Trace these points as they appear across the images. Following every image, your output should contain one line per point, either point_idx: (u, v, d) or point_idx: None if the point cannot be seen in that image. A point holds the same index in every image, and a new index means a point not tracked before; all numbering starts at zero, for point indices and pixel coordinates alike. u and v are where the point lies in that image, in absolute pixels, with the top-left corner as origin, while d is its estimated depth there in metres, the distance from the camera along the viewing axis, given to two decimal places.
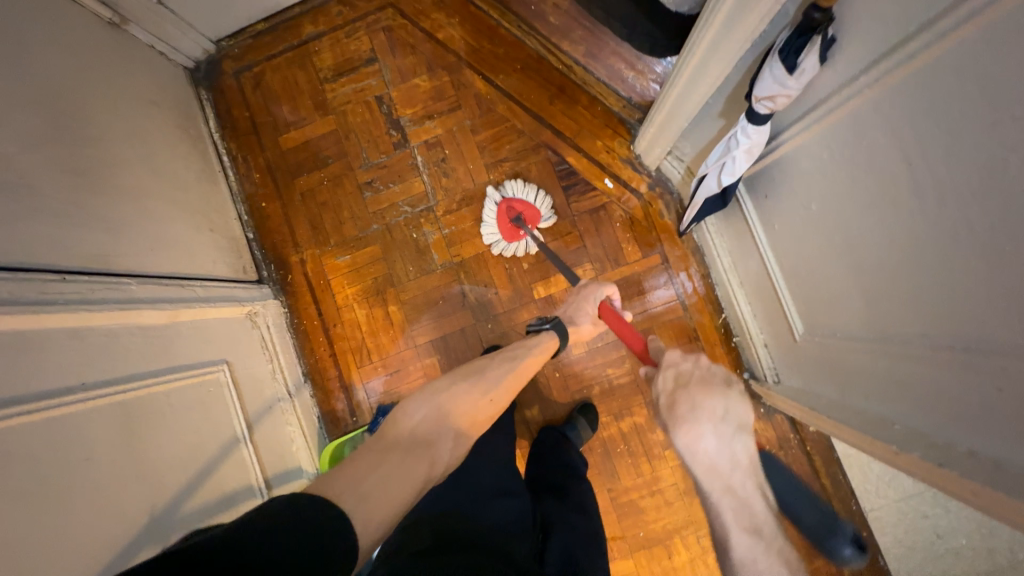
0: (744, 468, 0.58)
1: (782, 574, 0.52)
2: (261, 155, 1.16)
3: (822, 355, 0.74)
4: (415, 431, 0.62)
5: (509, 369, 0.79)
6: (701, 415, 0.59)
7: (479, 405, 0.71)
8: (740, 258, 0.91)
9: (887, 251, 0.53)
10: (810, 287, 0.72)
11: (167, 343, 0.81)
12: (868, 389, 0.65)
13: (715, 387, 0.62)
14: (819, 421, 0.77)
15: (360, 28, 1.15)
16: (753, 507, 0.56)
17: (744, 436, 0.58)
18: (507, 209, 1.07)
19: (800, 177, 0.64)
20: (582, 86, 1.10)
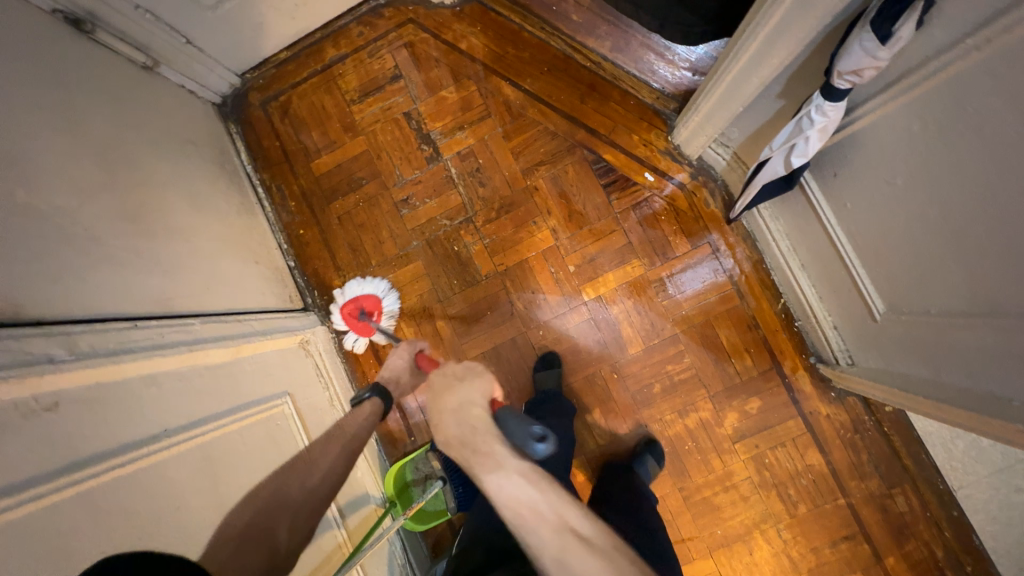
0: (478, 429, 0.59)
1: (528, 494, 0.53)
2: (295, 182, 1.16)
3: (912, 333, 0.70)
4: (244, 531, 0.59)
5: (341, 442, 0.73)
6: (438, 406, 0.62)
7: (311, 488, 0.65)
8: (802, 240, 0.89)
9: (1006, 221, 0.50)
10: (895, 263, 0.69)
11: (235, 380, 0.80)
12: (977, 367, 0.62)
13: (457, 382, 0.63)
14: (913, 403, 0.74)
15: (381, 47, 1.15)
16: (491, 447, 0.57)
17: (475, 405, 0.61)
18: (349, 314, 1.08)
19: (881, 152, 0.62)
20: (613, 81, 1.08)
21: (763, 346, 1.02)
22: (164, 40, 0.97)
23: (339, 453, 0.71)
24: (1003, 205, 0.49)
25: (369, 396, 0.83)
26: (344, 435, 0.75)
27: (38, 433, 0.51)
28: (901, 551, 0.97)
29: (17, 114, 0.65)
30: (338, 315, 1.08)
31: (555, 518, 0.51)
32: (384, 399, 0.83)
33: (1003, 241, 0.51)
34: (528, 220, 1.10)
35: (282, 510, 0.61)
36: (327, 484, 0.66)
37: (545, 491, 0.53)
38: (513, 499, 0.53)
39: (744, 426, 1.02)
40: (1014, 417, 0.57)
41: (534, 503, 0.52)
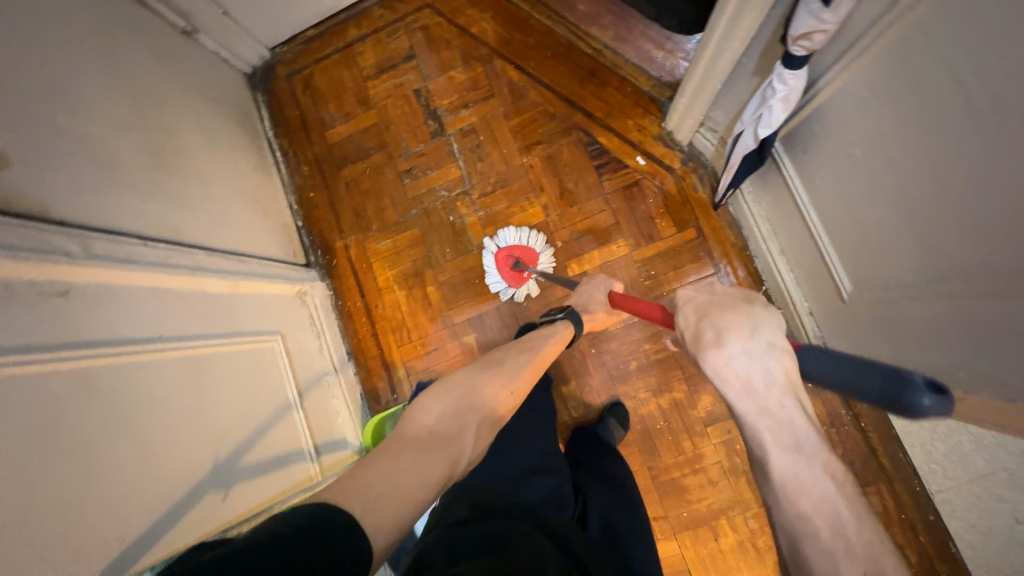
0: (780, 387, 0.46)
1: (828, 491, 0.43)
2: (310, 149, 1.25)
3: (873, 308, 0.71)
4: (436, 423, 0.58)
5: (529, 358, 0.76)
6: (726, 334, 0.48)
7: (501, 397, 0.67)
8: (781, 223, 0.90)
9: (945, 180, 0.52)
10: (858, 238, 0.70)
11: (230, 310, 0.87)
12: (927, 341, 0.62)
13: (735, 304, 0.51)
14: None
15: (399, 29, 1.24)
16: (793, 423, 0.44)
17: (778, 351, 0.47)
18: (505, 258, 1.10)
19: (841, 123, 0.64)
20: (612, 68, 1.13)
21: None
22: (203, 9, 1.08)
23: (524, 376, 0.72)
24: (942, 163, 0.51)
25: (563, 318, 0.88)
26: (531, 354, 0.77)
27: (47, 310, 0.58)
28: None
29: (64, 50, 0.75)
30: (491, 260, 1.11)
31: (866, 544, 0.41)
32: (574, 322, 0.89)
33: (942, 202, 0.53)
34: (520, 195, 1.14)
35: (471, 412, 0.62)
36: (510, 397, 0.68)
37: (850, 503, 0.43)
38: (810, 493, 0.43)
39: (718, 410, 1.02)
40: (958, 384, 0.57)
41: (822, 497, 0.43)
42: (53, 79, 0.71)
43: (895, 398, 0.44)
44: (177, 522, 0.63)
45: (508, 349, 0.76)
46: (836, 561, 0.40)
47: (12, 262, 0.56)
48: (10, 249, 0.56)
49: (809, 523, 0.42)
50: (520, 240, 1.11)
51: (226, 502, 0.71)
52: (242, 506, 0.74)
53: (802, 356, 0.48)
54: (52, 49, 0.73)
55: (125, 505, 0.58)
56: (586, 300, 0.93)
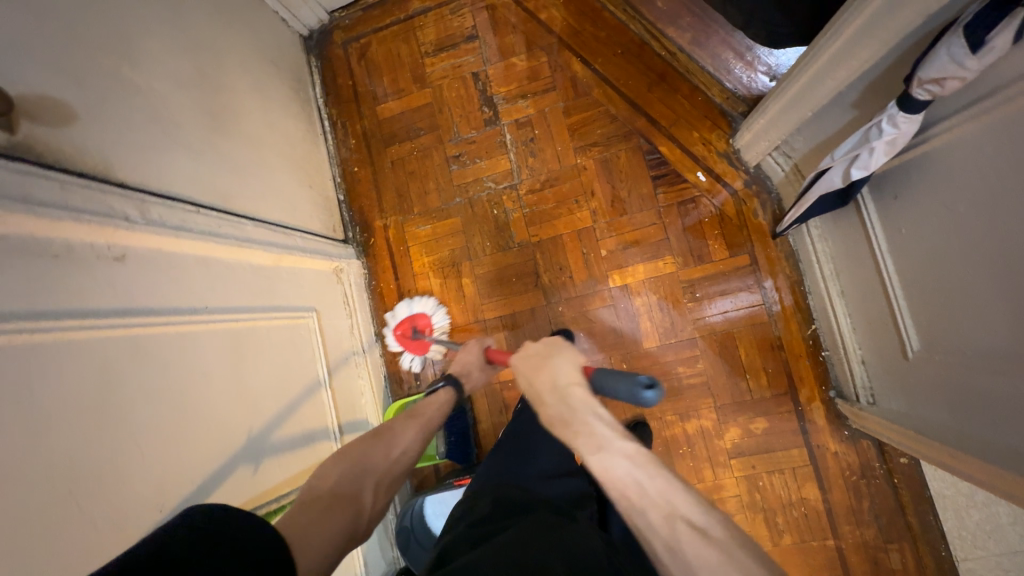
0: (583, 410, 0.57)
1: (630, 467, 0.51)
2: (359, 122, 1.22)
3: (943, 373, 0.67)
4: (334, 487, 0.62)
5: (421, 419, 0.78)
6: (539, 386, 0.62)
7: (393, 460, 0.70)
8: (847, 265, 0.85)
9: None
10: (939, 299, 0.65)
11: (271, 284, 0.87)
12: (1005, 420, 0.58)
13: (545, 359, 0.65)
14: (935, 453, 0.70)
15: (464, 6, 1.18)
16: (589, 424, 0.55)
17: (572, 385, 0.60)
18: (404, 334, 1.12)
19: (948, 177, 0.59)
20: (684, 74, 1.06)
21: (782, 369, 0.99)
22: None
23: (420, 436, 0.75)
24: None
25: (444, 385, 0.85)
26: (424, 415, 0.78)
27: (102, 275, 0.58)
28: None
29: (132, 1, 0.72)
30: (394, 336, 1.13)
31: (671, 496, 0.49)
32: (456, 389, 0.86)
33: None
34: (570, 197, 1.11)
35: (367, 474, 0.66)
36: (405, 457, 0.71)
37: (648, 470, 0.51)
38: (619, 476, 0.51)
39: (745, 444, 0.99)
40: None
41: (628, 476, 0.51)
42: (120, 32, 0.69)
43: (628, 395, 0.63)
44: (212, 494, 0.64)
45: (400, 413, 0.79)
46: (645, 513, 0.49)
47: (73, 224, 0.55)
48: (73, 209, 0.55)
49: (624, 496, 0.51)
50: (417, 308, 1.13)
51: (257, 476, 0.72)
52: (270, 482, 0.74)
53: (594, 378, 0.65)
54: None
55: (166, 473, 0.59)
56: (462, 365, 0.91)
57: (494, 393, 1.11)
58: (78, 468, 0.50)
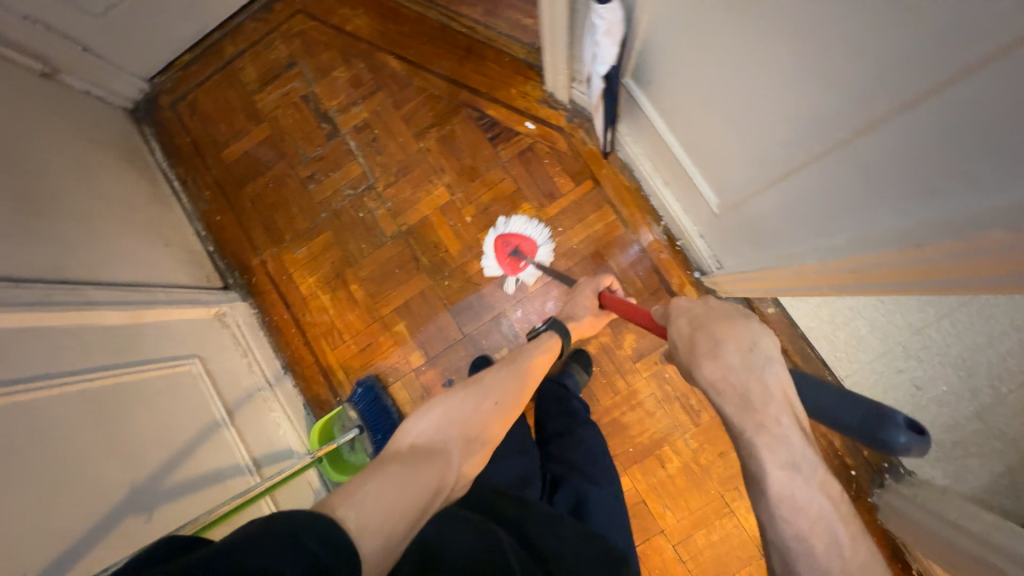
0: (776, 399, 0.54)
1: (822, 509, 0.49)
2: (208, 173, 1.24)
3: (741, 206, 0.77)
4: (424, 439, 0.65)
5: (511, 370, 0.80)
6: (721, 348, 0.58)
7: (480, 411, 0.71)
8: (657, 156, 0.95)
9: (755, 66, 0.57)
10: (714, 150, 0.75)
11: (133, 340, 0.86)
12: (796, 226, 0.68)
13: (734, 315, 0.62)
14: (768, 282, 0.79)
15: (275, 39, 1.23)
16: (785, 435, 0.52)
17: (771, 359, 0.55)
18: (502, 244, 1.11)
19: (671, 40, 0.68)
20: (487, 43, 1.16)
21: (651, 267, 1.08)
22: (59, 48, 1.05)
23: (511, 389, 0.77)
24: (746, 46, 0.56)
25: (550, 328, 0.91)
26: (515, 362, 0.82)
27: None
28: None
29: None
30: (491, 243, 1.11)
31: (850, 551, 0.48)
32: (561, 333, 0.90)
33: (757, 86, 0.58)
34: (424, 179, 1.17)
35: (454, 428, 0.68)
36: (494, 411, 0.73)
37: (844, 525, 0.49)
38: (804, 506, 0.49)
39: (643, 345, 1.07)
40: (841, 252, 0.61)
41: (817, 509, 0.49)
42: None
43: (873, 431, 0.52)
44: (94, 549, 0.63)
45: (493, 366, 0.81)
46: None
47: None
48: None
49: (808, 535, 0.49)
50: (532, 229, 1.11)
51: (151, 523, 0.71)
52: (168, 525, 0.74)
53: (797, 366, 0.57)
54: None
55: (32, 534, 0.58)
56: (572, 308, 0.96)
57: (411, 381, 1.13)
58: None
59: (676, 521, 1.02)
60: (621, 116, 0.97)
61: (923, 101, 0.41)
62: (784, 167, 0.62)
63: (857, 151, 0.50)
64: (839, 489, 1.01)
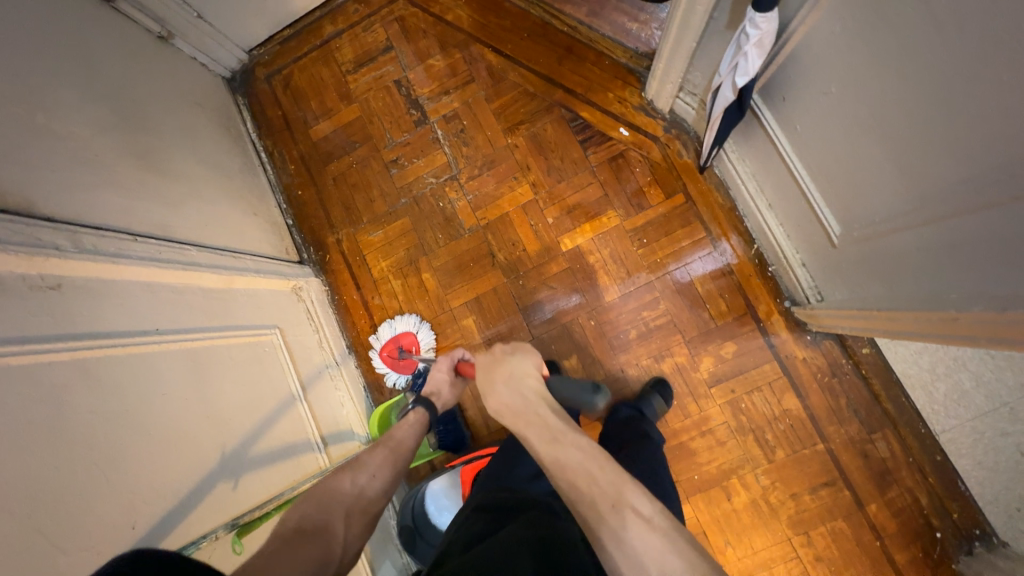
0: (532, 400, 0.66)
1: (579, 459, 0.56)
2: (295, 148, 1.26)
3: (867, 239, 0.72)
4: (299, 520, 0.54)
5: (389, 443, 0.71)
6: (494, 376, 0.71)
7: (362, 487, 0.62)
8: (766, 177, 0.91)
9: (924, 99, 0.53)
10: (848, 178, 0.71)
11: (225, 305, 0.87)
12: (936, 272, 0.63)
13: (502, 360, 0.73)
14: (882, 325, 0.74)
15: (375, 22, 1.24)
16: (546, 419, 0.63)
17: (525, 375, 0.71)
18: (388, 354, 1.12)
19: (821, 60, 0.65)
20: (588, 44, 1.14)
21: (737, 290, 1.03)
22: (177, 13, 1.08)
23: (392, 459, 0.68)
24: (924, 76, 0.52)
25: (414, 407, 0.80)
26: (394, 436, 0.73)
27: (41, 302, 0.58)
28: (883, 497, 0.96)
29: (39, 54, 0.75)
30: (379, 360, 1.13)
31: (617, 484, 0.53)
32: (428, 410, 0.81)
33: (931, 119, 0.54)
34: (508, 176, 1.15)
35: (332, 506, 0.58)
36: (376, 484, 0.64)
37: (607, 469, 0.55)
38: (570, 469, 0.56)
39: (720, 370, 1.03)
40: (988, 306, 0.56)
41: (579, 466, 0.56)
42: (26, 81, 0.71)
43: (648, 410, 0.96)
44: (188, 510, 0.63)
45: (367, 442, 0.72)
46: (600, 511, 0.51)
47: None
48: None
49: (582, 486, 0.54)
50: (399, 329, 1.14)
51: (238, 490, 0.72)
52: (252, 494, 0.74)
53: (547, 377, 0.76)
54: (26, 55, 0.73)
55: (142, 487, 0.59)
56: (431, 383, 0.87)
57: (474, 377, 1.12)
58: (42, 496, 0.49)
59: (738, 558, 0.98)
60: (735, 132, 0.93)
61: None
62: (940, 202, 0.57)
63: None
64: (919, 550, 0.94)
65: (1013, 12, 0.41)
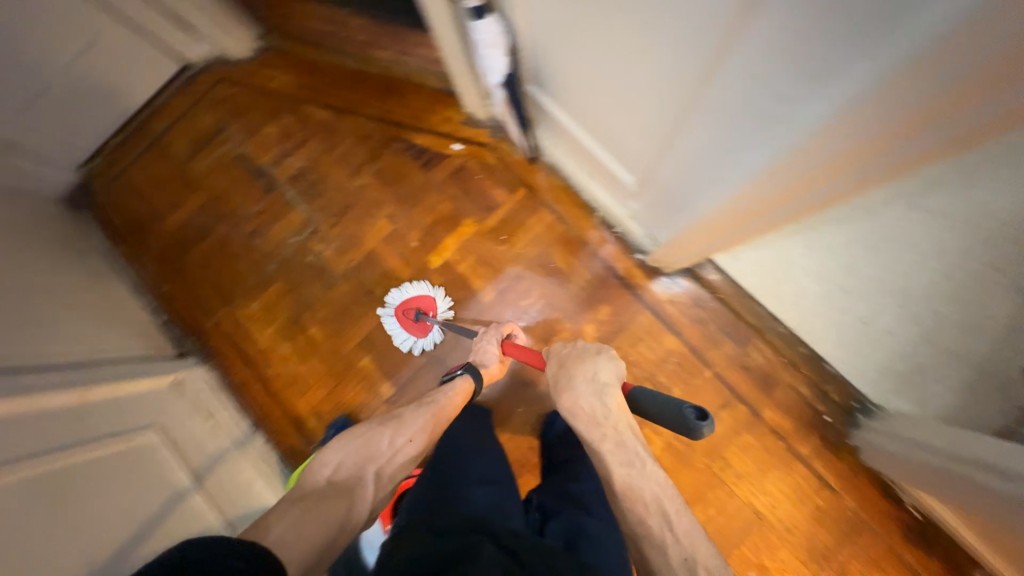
0: (615, 414, 0.71)
1: (653, 491, 0.63)
2: (151, 245, 1.24)
3: (681, 152, 0.66)
4: (338, 477, 0.71)
5: (426, 409, 0.84)
6: (575, 379, 0.76)
7: (398, 449, 0.77)
8: (575, 152, 1.00)
9: (618, 41, 0.61)
10: (615, 128, 0.79)
11: (85, 418, 0.84)
12: (700, 190, 0.69)
13: (586, 356, 0.78)
14: (701, 237, 0.81)
15: (202, 108, 1.28)
16: (621, 437, 0.69)
17: (611, 389, 0.73)
18: (404, 312, 1.12)
19: (546, 46, 0.75)
20: (404, 79, 1.23)
21: (595, 257, 1.11)
22: None
23: (425, 425, 0.82)
24: (605, 26, 0.60)
25: (461, 374, 0.92)
26: (429, 402, 0.85)
27: None
28: (773, 401, 1.04)
29: None
30: (394, 319, 1.12)
31: (680, 528, 0.59)
32: (473, 377, 0.93)
33: (633, 43, 0.58)
34: (365, 215, 1.19)
35: (369, 463, 0.74)
36: (409, 447, 0.78)
37: (673, 505, 0.62)
38: (638, 493, 0.63)
39: (603, 333, 1.09)
40: (750, 195, 0.60)
41: (653, 495, 0.63)
42: None
43: None
44: None
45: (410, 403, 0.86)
46: (664, 547, 0.58)
47: None
48: None
49: (647, 522, 0.60)
50: (417, 291, 1.13)
51: None
52: None
53: (631, 390, 0.74)
54: None
55: None
56: (481, 355, 0.95)
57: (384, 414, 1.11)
58: None
59: None
60: (536, 121, 1.02)
61: (754, 18, 0.41)
62: (727, 73, 0.48)
63: (724, 92, 0.50)
64: (817, 437, 1.02)
65: None
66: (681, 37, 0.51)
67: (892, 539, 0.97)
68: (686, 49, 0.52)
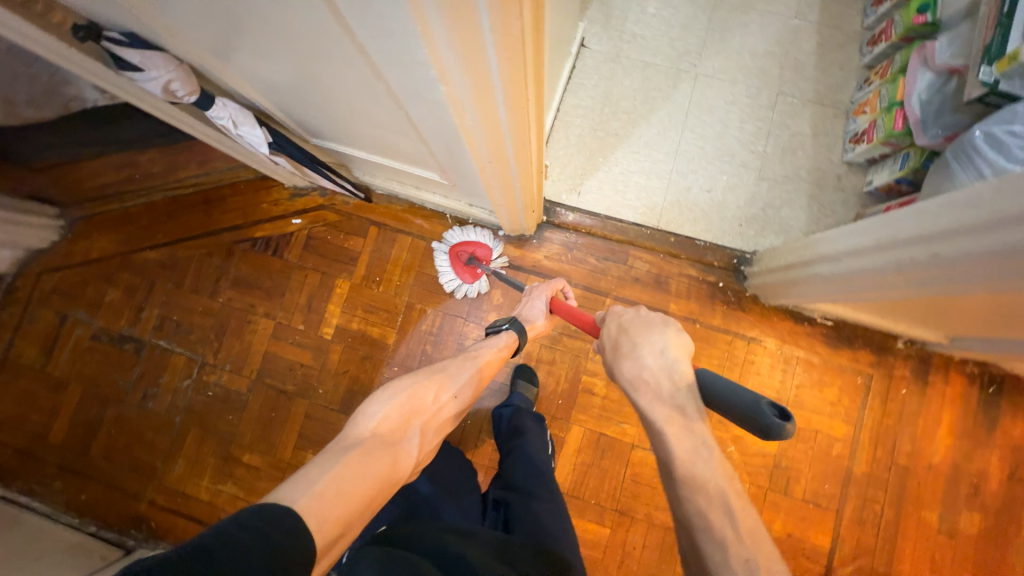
0: (683, 388, 0.57)
1: (718, 488, 0.52)
2: (48, 463, 1.16)
3: (433, 146, 0.70)
4: (385, 427, 0.64)
5: (470, 368, 0.80)
6: (638, 345, 0.63)
7: (439, 405, 0.73)
8: (391, 177, 1.03)
9: (322, 81, 0.64)
10: (391, 146, 0.83)
11: None
12: (468, 171, 0.74)
13: (654, 325, 0.65)
14: (511, 207, 0.86)
15: (34, 310, 1.21)
16: (688, 423, 0.55)
17: (678, 357, 0.59)
18: (456, 256, 1.13)
19: (286, 103, 0.77)
20: (217, 185, 1.22)
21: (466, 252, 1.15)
22: None
23: (468, 384, 0.79)
24: (302, 73, 0.63)
25: (507, 328, 0.90)
26: (470, 361, 0.82)
27: None
28: (673, 293, 1.10)
29: None
30: (445, 257, 1.13)
31: (742, 521, 0.50)
32: (517, 334, 0.90)
33: (329, 77, 0.62)
34: (244, 324, 1.17)
35: (415, 416, 0.69)
36: (448, 404, 0.75)
37: (737, 500, 0.52)
38: (699, 481, 0.52)
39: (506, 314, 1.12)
40: (490, 166, 0.64)
41: (712, 483, 0.52)
42: None
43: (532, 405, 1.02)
44: None
45: (454, 357, 0.83)
46: (724, 548, 0.49)
47: None
48: None
49: (707, 517, 0.51)
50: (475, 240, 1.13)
51: None
52: None
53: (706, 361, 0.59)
54: None
55: None
56: (529, 310, 0.95)
57: None
58: None
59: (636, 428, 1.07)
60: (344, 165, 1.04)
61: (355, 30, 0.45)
62: (387, 75, 0.52)
63: (400, 92, 0.54)
64: (722, 304, 1.09)
65: (253, 21, 0.52)
66: (346, 60, 0.54)
67: (819, 354, 1.06)
68: (358, 68, 0.55)
